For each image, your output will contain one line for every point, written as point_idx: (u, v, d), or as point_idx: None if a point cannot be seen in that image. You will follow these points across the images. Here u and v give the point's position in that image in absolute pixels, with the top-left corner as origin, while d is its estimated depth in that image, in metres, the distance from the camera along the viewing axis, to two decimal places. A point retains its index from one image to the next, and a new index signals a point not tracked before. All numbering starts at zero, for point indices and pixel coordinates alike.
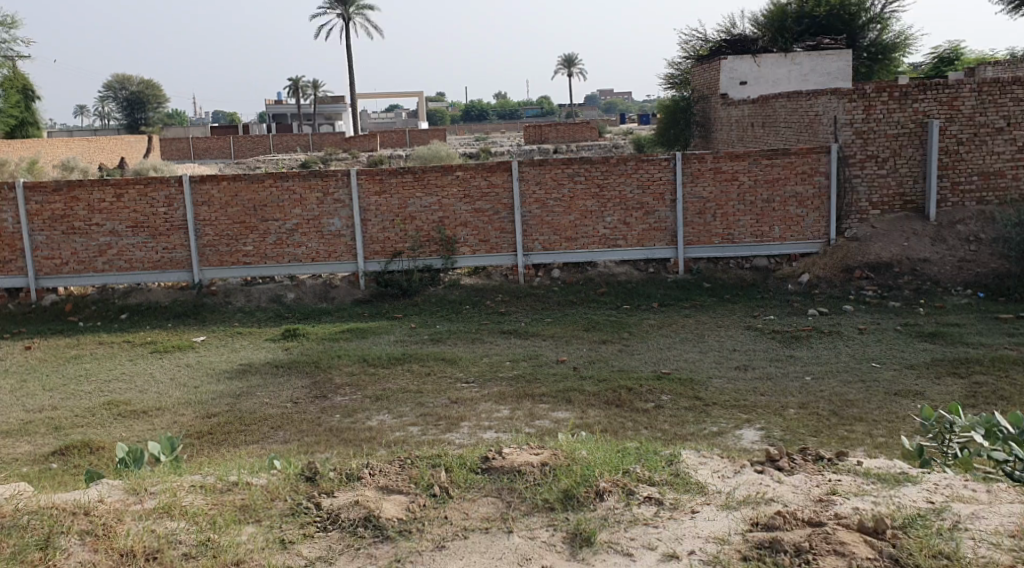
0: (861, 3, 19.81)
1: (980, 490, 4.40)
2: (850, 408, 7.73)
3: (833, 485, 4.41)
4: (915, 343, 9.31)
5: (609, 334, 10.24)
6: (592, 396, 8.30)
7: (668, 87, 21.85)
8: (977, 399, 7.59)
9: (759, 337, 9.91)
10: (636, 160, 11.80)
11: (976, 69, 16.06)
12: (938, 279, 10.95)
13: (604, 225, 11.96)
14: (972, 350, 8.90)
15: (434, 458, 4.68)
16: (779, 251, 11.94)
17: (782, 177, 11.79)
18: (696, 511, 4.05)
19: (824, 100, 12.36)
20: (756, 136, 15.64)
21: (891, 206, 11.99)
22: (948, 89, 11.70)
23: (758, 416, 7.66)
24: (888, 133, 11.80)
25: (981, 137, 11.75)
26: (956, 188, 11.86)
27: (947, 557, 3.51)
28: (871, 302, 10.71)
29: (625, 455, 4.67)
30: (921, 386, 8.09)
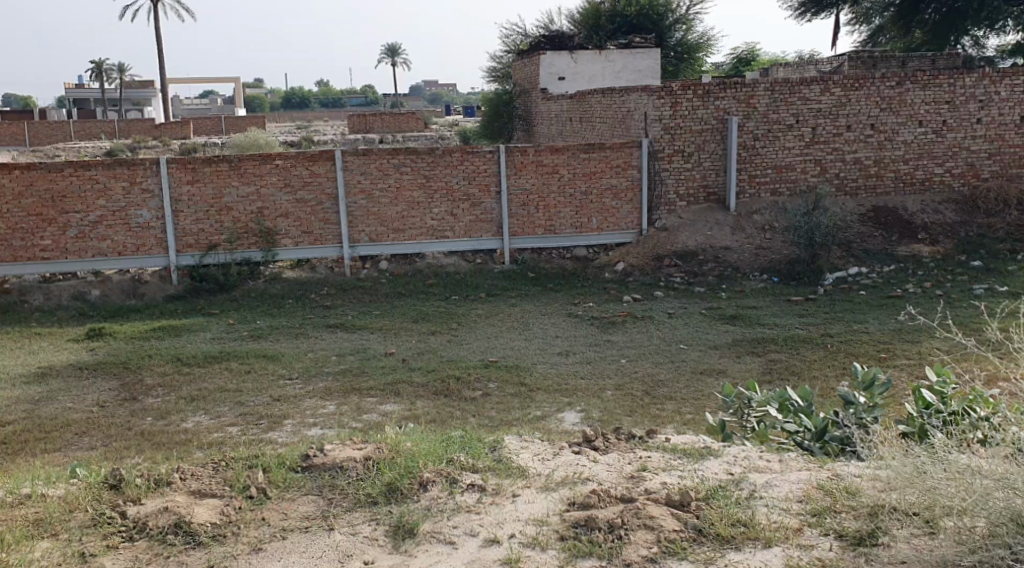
0: (668, 5, 20.84)
1: (773, 460, 4.79)
2: (662, 388, 8.17)
3: (643, 462, 4.64)
4: (720, 326, 9.94)
5: (437, 324, 10.27)
6: (419, 387, 8.31)
7: (490, 79, 22.14)
8: (772, 375, 8.24)
9: (580, 323, 10.26)
10: (461, 152, 11.86)
11: (771, 70, 17.30)
12: (739, 266, 11.76)
13: (430, 216, 11.97)
14: (768, 331, 9.62)
15: (251, 459, 4.53)
16: (597, 241, 12.45)
17: (599, 170, 12.24)
18: (517, 495, 4.13)
19: (636, 96, 12.92)
20: (575, 130, 16.14)
21: (696, 198, 12.75)
22: (745, 88, 12.52)
23: (579, 399, 7.94)
24: (693, 128, 12.49)
25: (775, 133, 12.68)
26: (752, 181, 12.77)
27: (744, 524, 3.73)
28: (681, 287, 11.34)
29: (448, 444, 4.70)
30: (725, 364, 8.67)
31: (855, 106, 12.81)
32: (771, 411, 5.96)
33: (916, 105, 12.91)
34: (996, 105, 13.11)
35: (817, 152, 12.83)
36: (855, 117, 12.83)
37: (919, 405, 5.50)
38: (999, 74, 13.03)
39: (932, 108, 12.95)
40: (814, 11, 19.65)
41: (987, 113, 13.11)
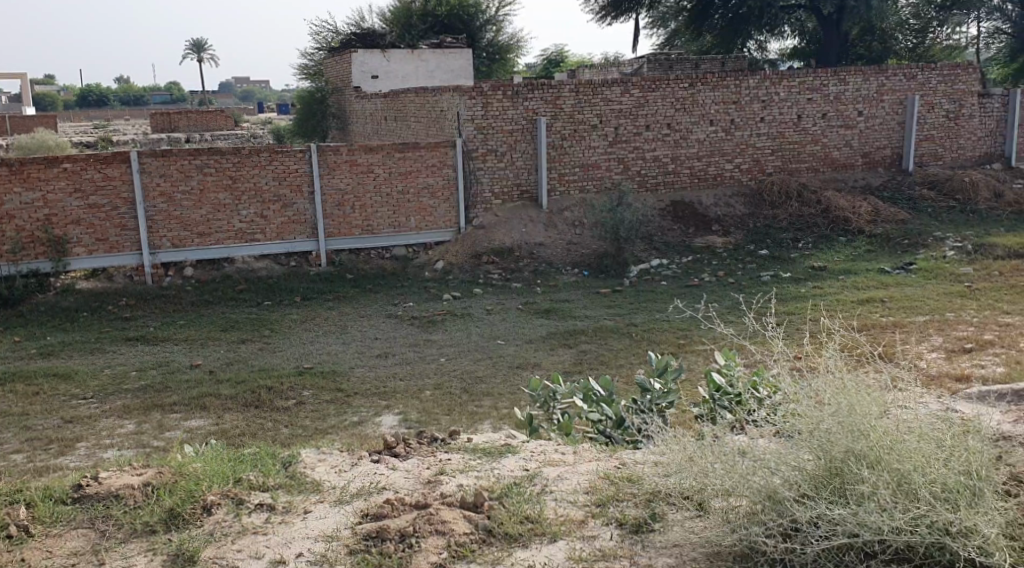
0: (477, 5, 21.06)
1: (568, 453, 4.94)
2: (478, 384, 8.23)
3: (442, 465, 4.62)
4: (535, 320, 10.15)
5: (249, 332, 9.89)
6: (227, 399, 7.96)
7: (302, 77, 21.54)
8: (582, 366, 8.51)
9: (397, 324, 10.18)
10: (269, 152, 11.46)
11: (578, 71, 17.87)
12: (553, 261, 12.08)
13: (238, 219, 11.50)
14: (580, 323, 9.92)
15: (17, 493, 4.16)
16: (416, 240, 12.37)
17: (414, 170, 12.17)
18: (308, 511, 4.02)
19: (447, 96, 12.97)
20: (390, 130, 15.99)
21: (510, 195, 12.97)
22: (551, 89, 12.84)
23: (396, 402, 7.87)
24: (503, 128, 12.69)
25: (581, 133, 13.11)
26: (562, 179, 13.18)
27: (532, 521, 3.82)
28: (498, 284, 11.48)
29: (240, 463, 4.51)
30: (539, 357, 8.87)
31: (653, 107, 13.45)
32: (577, 401, 6.19)
33: (707, 106, 13.74)
34: (776, 105, 14.16)
35: (621, 151, 13.40)
36: (653, 117, 13.48)
37: (710, 389, 5.74)
38: (778, 76, 14.07)
39: (721, 109, 13.83)
40: (614, 14, 20.31)
41: (769, 113, 14.15)
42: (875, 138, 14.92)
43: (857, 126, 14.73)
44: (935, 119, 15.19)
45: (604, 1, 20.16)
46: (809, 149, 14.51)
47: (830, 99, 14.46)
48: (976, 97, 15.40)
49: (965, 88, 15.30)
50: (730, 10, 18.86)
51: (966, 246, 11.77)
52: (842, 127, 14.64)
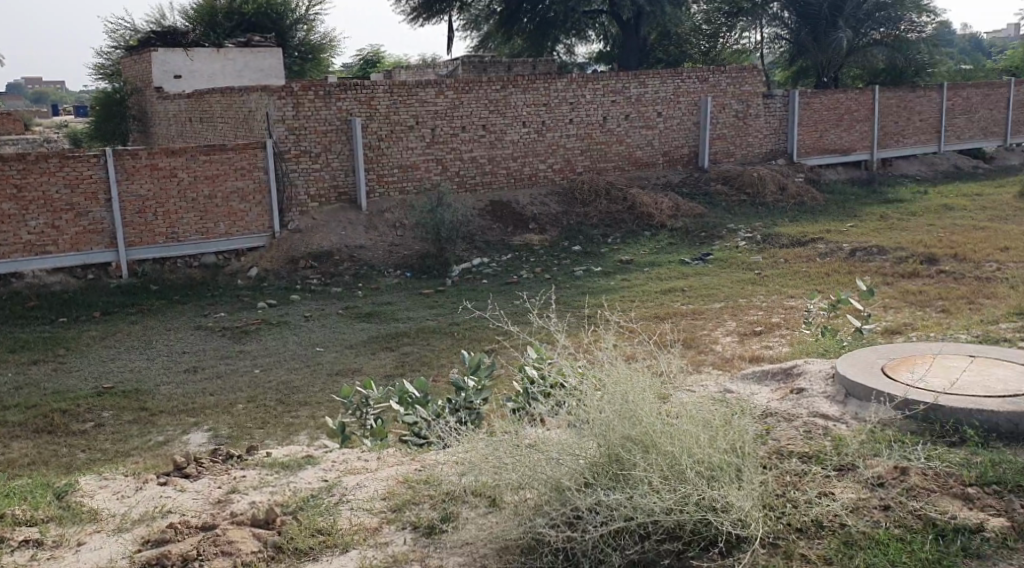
0: (286, 4, 20.52)
1: (371, 459, 4.89)
2: (294, 394, 7.99)
3: (235, 483, 4.44)
4: (355, 324, 9.99)
5: (40, 352, 9.14)
6: (15, 426, 7.31)
7: (97, 77, 20.19)
8: (402, 368, 8.42)
9: (208, 336, 9.73)
10: (59, 157, 10.62)
11: (392, 72, 17.79)
12: (372, 263, 11.93)
13: (26, 230, 10.60)
14: (400, 325, 9.85)
15: None
16: (226, 246, 11.82)
17: (222, 173, 11.65)
18: (83, 543, 3.76)
19: (255, 96, 12.52)
20: (195, 132, 15.26)
21: (326, 198, 12.68)
22: (364, 89, 12.68)
23: (206, 418, 7.50)
24: (316, 129, 12.40)
25: (396, 134, 13.03)
26: (379, 180, 13.03)
27: (323, 532, 3.74)
28: (315, 289, 11.21)
29: (9, 498, 4.14)
30: (359, 362, 8.72)
31: (468, 107, 13.57)
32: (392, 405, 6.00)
33: (519, 108, 14.02)
34: (584, 106, 14.66)
35: (437, 152, 13.42)
36: (468, 118, 13.60)
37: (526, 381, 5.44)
38: (585, 78, 14.56)
39: (533, 109, 14.16)
40: (425, 16, 20.13)
41: (578, 114, 14.63)
42: (675, 137, 15.77)
43: (657, 126, 15.52)
44: (727, 119, 16.25)
45: (415, 2, 19.92)
46: (615, 149, 15.14)
47: (632, 101, 15.15)
48: (762, 98, 16.58)
49: (752, 90, 16.43)
50: (537, 14, 19.47)
51: (756, 236, 12.64)
52: (644, 126, 15.36)
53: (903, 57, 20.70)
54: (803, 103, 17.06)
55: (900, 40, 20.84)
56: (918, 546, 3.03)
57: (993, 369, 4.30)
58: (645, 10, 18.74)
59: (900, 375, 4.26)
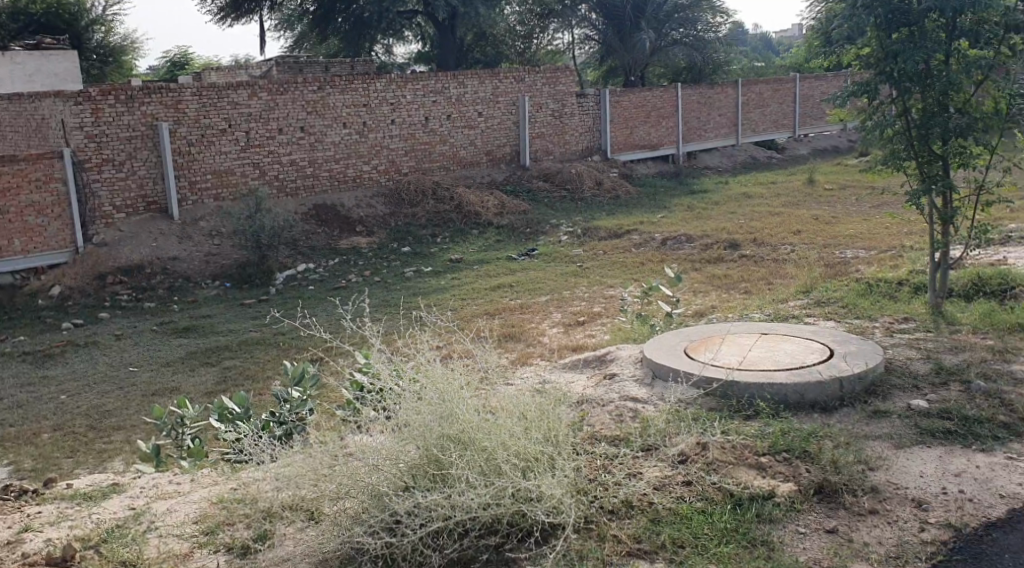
0: (80, 4, 19.22)
1: (183, 483, 4.65)
2: (107, 418, 7.46)
3: (28, 521, 4.10)
4: (173, 341, 9.48)
5: None
6: None
7: None
8: (227, 382, 8.05)
9: (5, 363, 8.93)
10: None
11: (202, 73, 17.03)
12: (189, 275, 11.36)
13: None
14: (223, 338, 9.44)
15: None
16: (23, 264, 10.87)
17: (13, 186, 10.71)
18: None
19: (48, 101, 11.60)
20: None
21: (134, 208, 11.95)
22: (171, 92, 12.05)
23: (4, 453, 6.86)
24: (119, 136, 11.67)
25: (208, 138, 12.47)
26: (193, 188, 12.41)
27: (128, 565, 3.53)
28: (127, 305, 10.54)
29: None
30: (178, 380, 8.27)
31: (283, 110, 13.19)
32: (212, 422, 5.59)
33: (338, 109, 13.78)
34: (404, 106, 14.61)
35: (254, 156, 12.95)
36: (284, 120, 13.22)
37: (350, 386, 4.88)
38: (403, 79, 14.51)
39: (352, 111, 13.95)
40: (234, 16, 19.45)
41: (398, 114, 14.56)
42: (495, 137, 16.01)
43: (478, 125, 15.69)
44: (543, 117, 16.69)
45: (222, 1, 19.23)
46: (438, 148, 15.18)
47: (452, 102, 15.26)
48: (576, 97, 17.10)
49: (566, 89, 16.94)
50: (352, 14, 19.18)
51: (576, 231, 13.04)
52: (465, 126, 15.49)
53: (702, 56, 21.94)
54: (614, 101, 17.77)
55: (698, 40, 22.11)
56: (717, 517, 3.21)
57: (780, 343, 4.64)
58: (459, 11, 18.90)
59: (701, 355, 4.51)
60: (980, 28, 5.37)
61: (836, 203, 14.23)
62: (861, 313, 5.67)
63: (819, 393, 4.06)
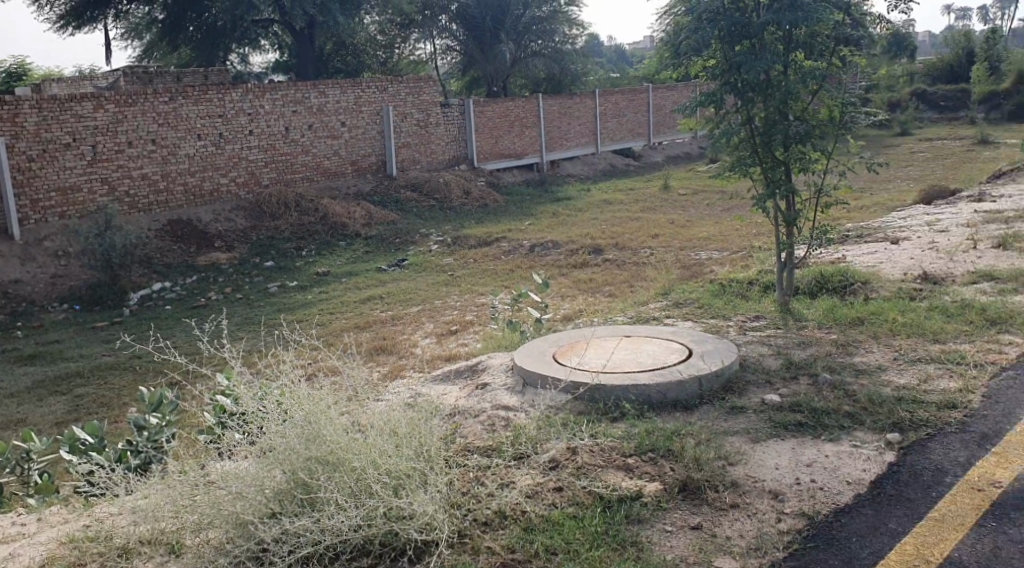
0: None
1: (30, 523, 4.33)
2: None
3: None
4: (18, 370, 8.83)
5: None
6: None
7: None
8: (79, 411, 7.57)
9: None
10: None
11: (42, 84, 16.02)
12: (33, 299, 10.63)
13: None
14: (73, 364, 8.87)
15: None
16: None
17: None
18: None
19: None
20: None
21: None
22: (6, 105, 11.26)
23: None
24: None
25: (51, 153, 11.72)
26: (35, 206, 11.62)
27: None
28: None
29: None
30: (24, 412, 7.70)
31: (132, 122, 12.58)
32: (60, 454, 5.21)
33: (192, 121, 13.27)
34: (263, 117, 14.24)
35: (102, 170, 12.27)
36: (134, 133, 12.60)
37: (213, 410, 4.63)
38: (261, 89, 14.15)
39: (208, 122, 13.47)
40: (75, 24, 18.12)
41: (257, 125, 14.17)
42: (359, 147, 15.81)
43: (341, 135, 15.46)
44: (408, 127, 16.64)
45: (62, 9, 17.86)
46: (300, 159, 14.86)
47: (313, 111, 14.98)
48: (439, 106, 17.12)
49: (429, 99, 16.95)
50: (205, 22, 18.50)
51: (446, 239, 13.04)
52: (328, 137, 15.23)
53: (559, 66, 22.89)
54: (477, 111, 17.90)
55: (556, 51, 22.89)
56: (588, 521, 3.26)
57: (643, 344, 4.79)
58: (318, 19, 18.60)
59: (568, 360, 4.58)
60: (813, 41, 5.71)
61: (692, 207, 14.85)
62: (717, 313, 5.91)
63: (680, 392, 4.21)
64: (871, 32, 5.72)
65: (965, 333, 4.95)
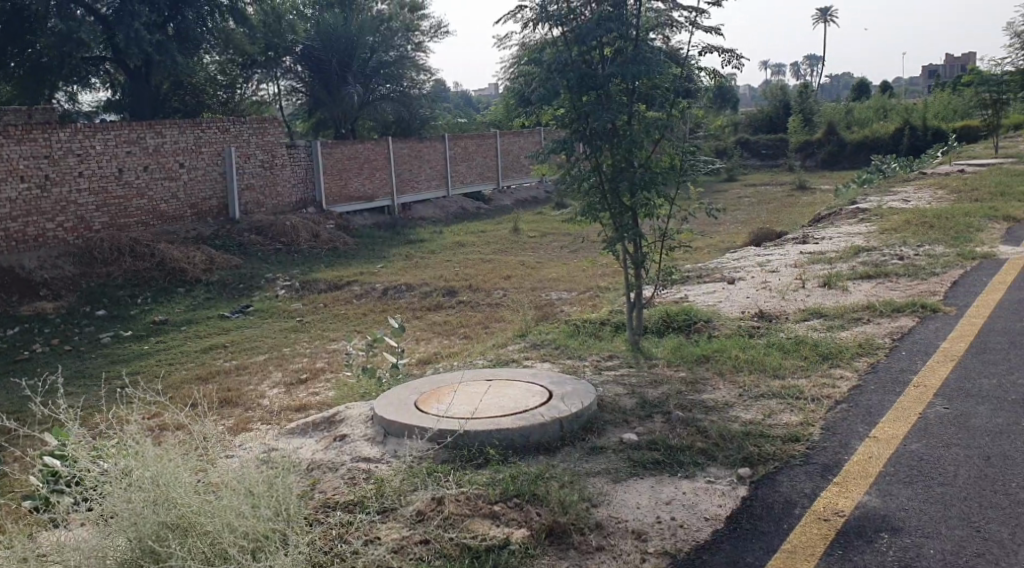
0: None
1: None
2: None
3: None
4: None
5: None
6: None
7: None
8: None
9: None
10: None
11: None
12: None
13: None
14: None
15: None
16: None
17: None
18: None
19: None
20: None
21: None
22: None
23: None
24: None
25: None
26: None
27: None
28: None
29: None
30: None
31: None
32: None
33: (13, 161, 12.34)
34: (94, 158, 13.44)
35: None
36: None
37: (44, 475, 4.22)
38: (91, 128, 13.39)
39: (32, 163, 12.57)
40: None
41: (88, 166, 13.37)
42: (200, 189, 15.22)
43: (180, 176, 14.84)
44: (252, 169, 16.20)
45: None
46: (135, 203, 14.12)
47: (149, 152, 14.33)
48: (285, 148, 16.77)
49: (274, 141, 16.58)
50: (28, 59, 17.34)
51: (294, 284, 12.71)
52: (166, 178, 14.59)
53: (409, 111, 23.69)
54: (325, 153, 17.66)
55: (403, 95, 23.67)
56: None
57: (504, 389, 4.79)
58: (154, 58, 17.83)
59: (430, 408, 4.52)
60: (654, 92, 5.90)
61: (542, 249, 15.19)
62: (572, 354, 6.02)
63: (542, 435, 4.24)
64: (701, 84, 6.06)
65: (801, 368, 5.26)
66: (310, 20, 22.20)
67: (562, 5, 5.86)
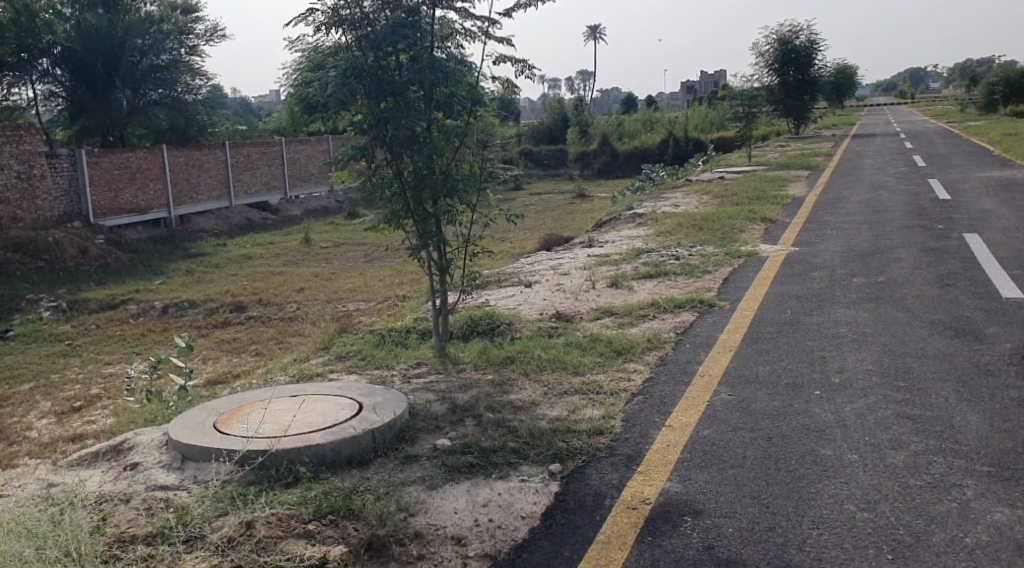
0: None
1: None
2: None
3: None
4: None
5: None
6: None
7: None
8: None
9: None
10: None
11: None
12: None
13: None
14: None
15: None
16: None
17: None
18: None
19: None
20: None
21: None
22: None
23: None
24: None
25: None
26: None
27: None
28: None
29: None
30: None
31: None
32: None
33: None
34: None
35: None
36: None
37: None
38: None
39: None
40: None
41: None
42: None
43: None
44: (6, 180, 14.70)
45: None
46: None
47: None
48: (44, 157, 15.31)
49: (31, 149, 15.12)
50: None
51: (60, 304, 11.64)
52: None
53: (183, 117, 22.33)
54: (91, 162, 16.33)
55: (177, 100, 22.36)
56: None
57: (312, 403, 4.64)
58: None
59: (233, 429, 4.29)
60: (451, 100, 5.93)
61: (334, 260, 14.88)
62: (378, 364, 5.94)
63: (354, 447, 4.15)
64: (489, 92, 6.15)
65: (600, 364, 5.50)
66: (68, 18, 20.26)
67: (355, 10, 5.76)
